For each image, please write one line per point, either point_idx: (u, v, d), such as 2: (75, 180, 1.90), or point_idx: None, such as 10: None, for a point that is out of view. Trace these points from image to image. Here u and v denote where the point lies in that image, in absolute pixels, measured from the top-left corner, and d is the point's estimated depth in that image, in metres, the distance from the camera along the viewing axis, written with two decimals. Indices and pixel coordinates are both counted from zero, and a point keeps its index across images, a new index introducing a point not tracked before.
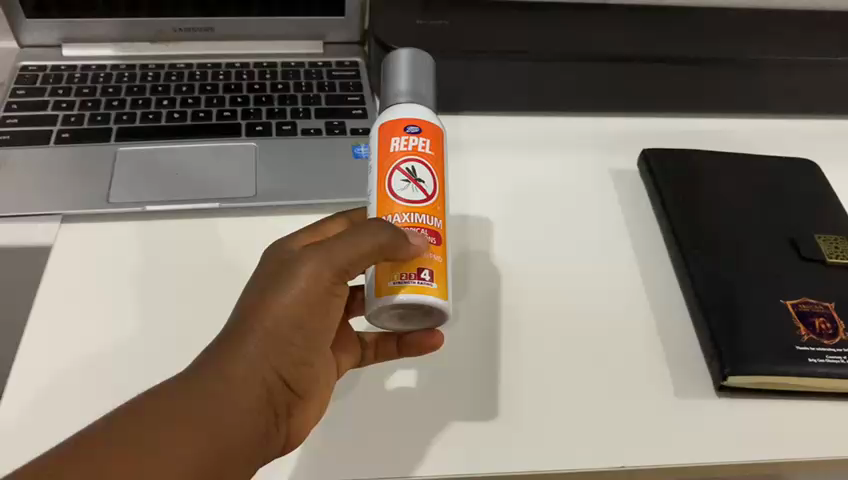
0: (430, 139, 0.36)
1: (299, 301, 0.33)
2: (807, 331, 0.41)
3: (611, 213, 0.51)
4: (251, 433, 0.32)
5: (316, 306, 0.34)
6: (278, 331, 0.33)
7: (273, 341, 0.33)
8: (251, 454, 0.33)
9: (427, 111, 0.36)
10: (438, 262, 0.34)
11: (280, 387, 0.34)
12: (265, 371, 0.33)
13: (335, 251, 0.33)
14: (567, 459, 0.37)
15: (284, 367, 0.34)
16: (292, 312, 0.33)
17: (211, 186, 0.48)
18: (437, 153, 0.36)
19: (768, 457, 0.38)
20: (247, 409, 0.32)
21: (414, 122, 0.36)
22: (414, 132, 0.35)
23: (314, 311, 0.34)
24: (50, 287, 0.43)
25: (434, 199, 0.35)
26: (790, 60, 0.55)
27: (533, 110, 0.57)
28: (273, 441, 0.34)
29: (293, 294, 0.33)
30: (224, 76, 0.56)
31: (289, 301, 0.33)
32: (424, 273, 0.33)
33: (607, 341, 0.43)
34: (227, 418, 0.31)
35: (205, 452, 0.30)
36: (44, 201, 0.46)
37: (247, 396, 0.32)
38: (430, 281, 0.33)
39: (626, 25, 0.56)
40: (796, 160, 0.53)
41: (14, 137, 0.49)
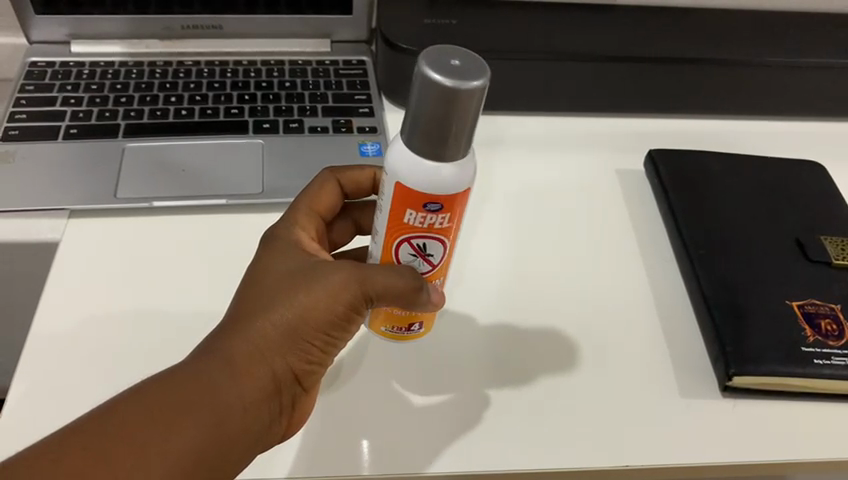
0: (450, 216, 0.32)
1: (323, 308, 0.33)
2: (813, 332, 0.41)
3: (616, 214, 0.51)
4: (253, 424, 0.32)
5: (340, 320, 0.34)
6: (295, 334, 0.33)
7: (287, 341, 0.33)
8: (254, 447, 0.33)
9: (448, 182, 0.30)
10: (431, 313, 0.37)
11: (290, 381, 0.34)
12: (277, 366, 0.33)
13: (367, 274, 0.33)
14: (571, 458, 0.37)
15: (296, 367, 0.34)
16: (312, 317, 0.33)
17: (218, 182, 0.48)
18: (454, 224, 0.33)
19: (772, 457, 0.38)
20: (254, 402, 0.32)
21: (434, 200, 0.31)
22: (433, 210, 0.32)
23: (335, 322, 0.34)
24: (56, 280, 0.43)
25: (439, 267, 0.35)
26: (799, 62, 0.55)
27: (540, 110, 0.57)
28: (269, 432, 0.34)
29: (316, 298, 0.33)
30: (232, 73, 0.56)
31: (312, 303, 0.33)
32: (414, 326, 0.38)
33: (611, 341, 0.43)
34: (235, 408, 0.31)
35: (210, 445, 0.30)
36: (52, 196, 0.46)
37: (258, 388, 0.32)
38: (419, 330, 0.38)
39: (633, 25, 0.56)
40: (804, 162, 0.53)
41: (23, 132, 0.50)
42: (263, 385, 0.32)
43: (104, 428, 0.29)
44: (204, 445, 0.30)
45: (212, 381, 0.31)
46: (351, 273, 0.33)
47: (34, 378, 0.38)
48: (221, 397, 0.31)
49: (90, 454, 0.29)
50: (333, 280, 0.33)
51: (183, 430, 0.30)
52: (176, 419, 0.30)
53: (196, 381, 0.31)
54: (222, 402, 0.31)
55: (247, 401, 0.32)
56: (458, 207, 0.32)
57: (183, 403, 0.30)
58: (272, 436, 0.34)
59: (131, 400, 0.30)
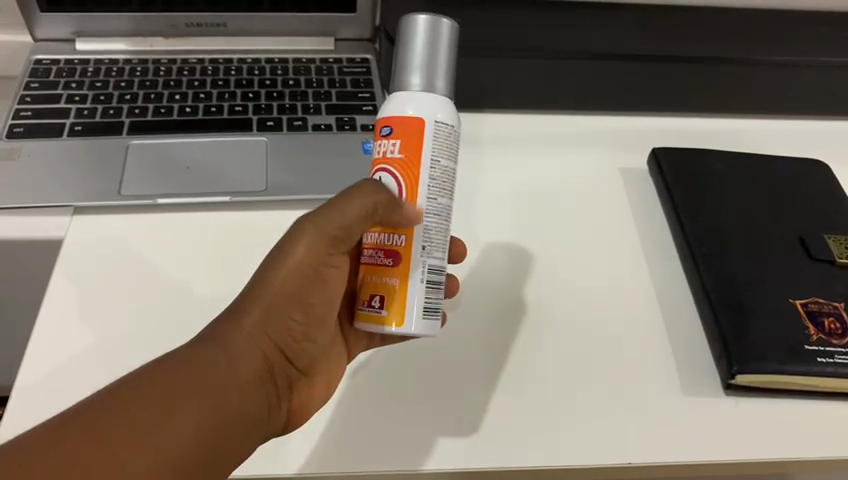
0: (399, 141, 0.34)
1: (294, 272, 0.35)
2: (816, 330, 0.41)
3: (619, 213, 0.51)
4: (256, 399, 0.34)
5: (312, 273, 0.36)
6: (273, 305, 0.35)
7: (268, 316, 0.35)
8: (258, 426, 0.34)
9: (408, 107, 0.34)
10: (394, 286, 0.34)
11: (278, 360, 0.36)
12: (263, 343, 0.35)
13: (323, 219, 0.35)
14: (573, 455, 0.37)
15: (282, 340, 0.35)
16: (286, 285, 0.35)
17: (222, 179, 0.49)
18: (405, 156, 0.34)
19: (775, 456, 0.38)
20: (249, 380, 0.33)
21: (389, 123, 0.34)
22: (386, 134, 0.34)
23: (308, 278, 0.36)
24: (60, 277, 0.43)
25: None
26: (803, 60, 0.54)
27: (543, 108, 0.57)
28: (275, 416, 0.35)
29: (286, 269, 0.35)
30: (236, 71, 0.56)
31: (283, 276, 0.35)
32: (375, 301, 0.34)
33: (614, 338, 0.43)
34: (232, 387, 0.32)
35: (212, 422, 0.31)
36: (57, 193, 0.47)
37: (250, 366, 0.34)
38: (380, 309, 0.34)
39: (637, 24, 0.56)
40: (809, 161, 0.53)
41: (28, 129, 0.50)
42: (255, 361, 0.34)
43: (99, 413, 0.29)
44: (206, 422, 0.31)
45: (206, 361, 0.32)
46: (312, 231, 0.35)
47: (39, 374, 0.39)
48: (217, 376, 0.32)
49: (89, 439, 0.28)
50: (300, 246, 0.35)
51: (185, 408, 0.30)
52: (177, 399, 0.30)
53: (192, 364, 0.32)
54: (219, 381, 0.32)
55: (242, 379, 0.33)
56: (406, 130, 0.34)
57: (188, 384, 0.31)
58: (275, 419, 0.35)
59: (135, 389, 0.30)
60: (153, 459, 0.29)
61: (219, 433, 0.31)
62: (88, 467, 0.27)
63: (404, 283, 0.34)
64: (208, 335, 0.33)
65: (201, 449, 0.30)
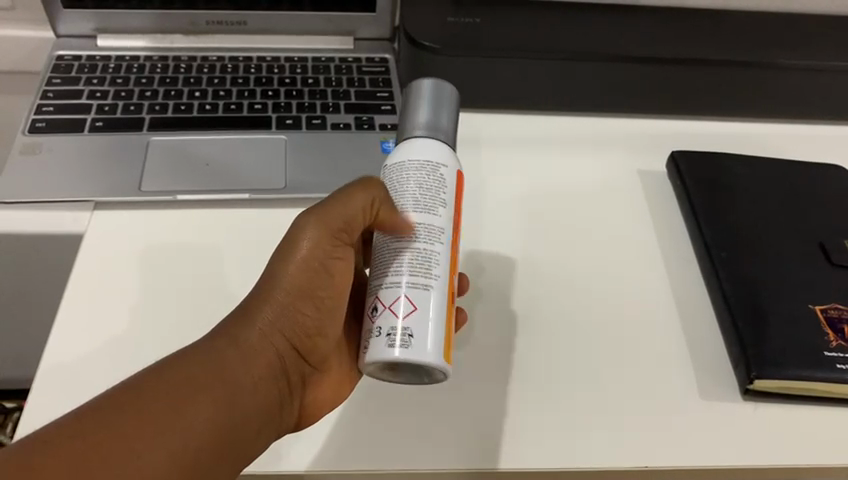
0: None
1: (307, 260, 0.35)
2: (835, 337, 0.40)
3: (637, 216, 0.50)
4: (268, 398, 0.33)
5: (323, 270, 0.35)
6: (283, 296, 0.34)
7: (278, 304, 0.34)
8: (268, 427, 0.33)
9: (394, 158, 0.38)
10: None
11: (292, 357, 0.35)
12: (276, 339, 0.34)
13: (329, 215, 0.35)
14: (589, 457, 0.37)
15: (296, 337, 0.35)
16: (293, 273, 0.34)
17: (241, 176, 0.49)
18: None
19: (792, 461, 0.38)
20: (260, 378, 0.33)
21: None
22: None
23: (320, 272, 0.35)
24: (81, 272, 0.44)
25: None
26: (824, 65, 0.54)
27: (562, 110, 0.57)
28: (287, 411, 0.35)
29: (295, 259, 0.34)
30: (255, 69, 0.57)
31: (289, 264, 0.34)
32: None
33: (631, 341, 0.43)
34: (243, 385, 0.32)
35: (225, 419, 0.31)
36: (78, 188, 0.47)
37: (262, 360, 0.33)
38: None
39: (657, 26, 0.56)
40: (830, 167, 0.52)
41: (49, 124, 0.50)
42: (263, 354, 0.34)
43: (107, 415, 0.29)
44: (218, 420, 0.31)
45: (214, 357, 0.32)
46: (320, 218, 0.35)
47: (60, 365, 0.39)
48: (229, 373, 0.32)
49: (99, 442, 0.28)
50: (307, 237, 0.35)
51: (196, 406, 0.31)
52: (185, 397, 0.31)
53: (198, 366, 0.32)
54: (230, 378, 0.32)
55: (254, 377, 0.33)
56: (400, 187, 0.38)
57: (193, 386, 0.31)
58: (286, 416, 0.35)
59: (139, 393, 0.30)
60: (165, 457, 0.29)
61: (232, 431, 0.31)
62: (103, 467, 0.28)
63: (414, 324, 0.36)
64: (216, 335, 0.33)
65: (213, 444, 0.31)
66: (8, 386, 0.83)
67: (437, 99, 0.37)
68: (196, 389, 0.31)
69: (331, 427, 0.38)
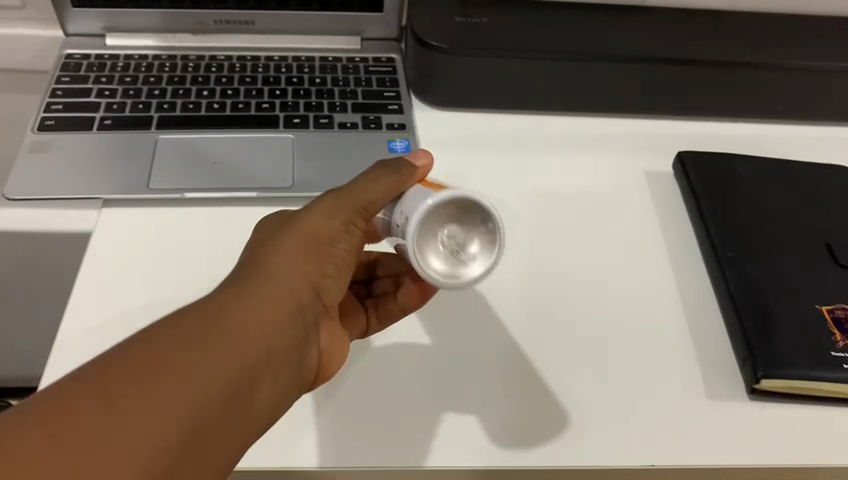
0: None
1: (328, 222, 0.34)
2: (843, 337, 0.40)
3: (645, 216, 0.51)
4: (287, 335, 0.31)
5: (343, 235, 0.35)
6: (300, 250, 0.33)
7: (295, 255, 0.33)
8: (282, 375, 0.31)
9: None
10: None
11: (312, 303, 0.33)
12: (296, 281, 0.32)
13: (356, 189, 0.35)
14: (596, 455, 0.37)
15: (316, 285, 0.33)
16: (310, 232, 0.34)
17: (248, 174, 0.49)
18: None
19: (798, 461, 0.38)
20: (274, 325, 0.31)
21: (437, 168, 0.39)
22: None
23: (338, 234, 0.35)
24: (90, 269, 0.44)
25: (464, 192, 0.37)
26: (831, 66, 0.54)
27: (569, 111, 0.57)
28: (304, 359, 0.33)
29: (311, 218, 0.34)
30: (263, 69, 0.57)
31: (307, 223, 0.34)
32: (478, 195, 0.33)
33: (636, 340, 0.43)
34: (259, 332, 0.30)
35: (242, 366, 0.29)
36: (87, 185, 0.47)
37: (279, 302, 0.31)
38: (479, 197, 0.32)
39: (663, 28, 0.56)
40: (837, 168, 0.52)
41: (59, 122, 0.51)
42: (279, 302, 0.31)
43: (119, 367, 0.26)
44: (235, 367, 0.28)
45: (224, 304, 0.30)
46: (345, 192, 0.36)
47: (68, 360, 0.39)
48: (243, 310, 0.30)
49: (115, 396, 0.25)
50: (326, 203, 0.35)
51: (210, 344, 0.28)
52: (199, 344, 0.28)
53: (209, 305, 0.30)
54: (245, 315, 0.30)
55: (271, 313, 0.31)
56: None
57: (207, 323, 0.29)
58: (304, 363, 0.33)
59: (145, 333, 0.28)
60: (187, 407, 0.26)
61: (248, 377, 0.29)
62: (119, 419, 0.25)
63: None
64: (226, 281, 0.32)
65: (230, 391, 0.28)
66: (15, 384, 0.83)
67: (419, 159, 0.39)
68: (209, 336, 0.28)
69: (332, 424, 0.38)
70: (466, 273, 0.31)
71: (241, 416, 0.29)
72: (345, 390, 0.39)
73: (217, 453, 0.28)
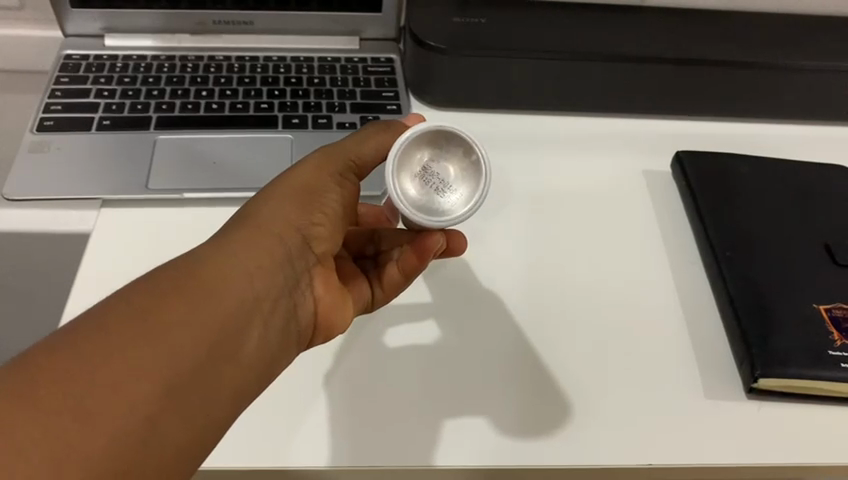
0: None
1: (314, 177, 0.37)
2: (840, 336, 0.40)
3: (644, 215, 0.51)
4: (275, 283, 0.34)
5: (329, 190, 0.37)
6: (290, 200, 0.36)
7: (286, 205, 0.36)
8: (274, 313, 0.33)
9: None
10: None
11: (300, 252, 0.36)
12: (284, 231, 0.35)
13: (339, 146, 0.38)
14: (594, 453, 0.37)
15: (304, 236, 0.36)
16: (300, 183, 0.36)
17: (247, 174, 0.49)
18: None
19: (796, 460, 0.38)
20: (261, 268, 0.33)
21: None
22: None
23: (327, 185, 0.37)
24: (89, 269, 0.44)
25: None
26: (829, 66, 0.54)
27: (568, 111, 0.57)
28: (293, 305, 0.35)
29: (299, 172, 0.37)
30: (262, 69, 0.57)
31: (296, 175, 0.37)
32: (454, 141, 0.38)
33: (635, 339, 0.43)
34: (247, 275, 0.32)
35: (234, 303, 0.31)
36: (86, 186, 0.47)
37: (268, 250, 0.34)
38: None
39: (661, 28, 0.56)
40: (835, 167, 0.52)
41: (58, 123, 0.51)
42: (267, 247, 0.34)
43: (119, 310, 0.28)
44: (224, 307, 0.30)
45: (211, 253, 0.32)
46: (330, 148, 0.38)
47: None
48: (233, 258, 0.32)
49: (116, 334, 0.27)
50: (315, 158, 0.38)
51: (202, 288, 0.30)
52: (189, 289, 0.30)
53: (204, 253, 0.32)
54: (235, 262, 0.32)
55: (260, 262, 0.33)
56: None
57: (200, 269, 0.31)
58: (293, 310, 0.35)
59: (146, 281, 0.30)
60: (182, 345, 0.28)
61: (237, 316, 0.31)
62: (121, 358, 0.26)
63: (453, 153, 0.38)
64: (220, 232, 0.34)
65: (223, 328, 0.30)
66: None
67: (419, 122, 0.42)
68: (198, 282, 0.30)
69: (330, 422, 0.38)
70: (448, 207, 0.37)
71: (237, 352, 0.31)
72: (344, 388, 0.39)
73: (221, 386, 0.30)
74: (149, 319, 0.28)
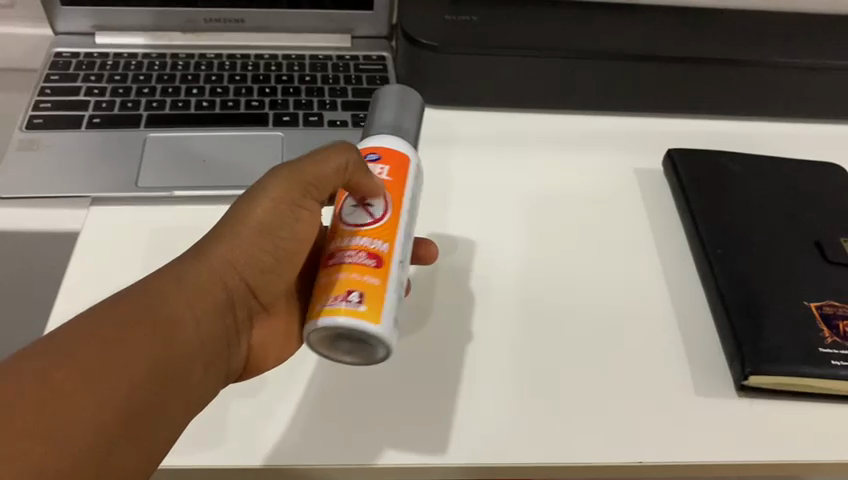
0: (389, 166, 0.37)
1: (269, 209, 0.36)
2: (830, 334, 0.40)
3: (635, 213, 0.51)
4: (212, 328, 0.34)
5: (287, 218, 0.36)
6: (242, 239, 0.35)
7: (234, 244, 0.35)
8: (213, 359, 0.34)
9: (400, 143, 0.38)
10: (372, 285, 0.33)
11: (243, 293, 0.36)
12: (228, 275, 0.35)
13: (300, 170, 0.36)
14: (583, 452, 0.37)
15: (250, 272, 0.36)
16: (249, 222, 0.36)
17: (238, 172, 0.49)
18: (395, 178, 0.36)
19: (786, 457, 0.38)
20: (201, 311, 0.34)
21: (377, 151, 0.37)
22: (374, 161, 0.37)
23: (285, 220, 0.36)
24: (78, 267, 0.44)
25: (384, 222, 0.35)
26: (820, 64, 0.54)
27: (559, 109, 0.57)
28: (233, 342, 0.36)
29: (258, 208, 0.36)
30: (253, 67, 0.57)
31: (249, 215, 0.36)
32: (362, 257, 0.33)
33: (625, 337, 0.43)
34: (185, 318, 0.33)
35: (170, 351, 0.31)
36: (75, 184, 0.47)
37: (207, 298, 0.34)
38: (371, 261, 0.33)
39: (653, 25, 0.56)
40: (826, 165, 0.52)
41: (47, 121, 0.51)
42: (209, 294, 0.34)
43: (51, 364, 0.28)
44: (165, 351, 0.31)
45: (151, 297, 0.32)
46: (289, 174, 0.36)
47: None
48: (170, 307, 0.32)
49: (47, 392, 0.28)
50: (273, 188, 0.36)
51: (135, 338, 0.30)
52: (119, 336, 0.30)
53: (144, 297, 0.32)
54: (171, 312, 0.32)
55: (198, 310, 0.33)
56: (397, 162, 0.37)
57: (136, 318, 0.31)
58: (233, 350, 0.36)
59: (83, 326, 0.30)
60: (109, 393, 0.29)
61: (167, 358, 0.31)
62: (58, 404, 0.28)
63: (384, 283, 0.33)
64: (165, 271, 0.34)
65: (160, 371, 0.31)
66: None
67: (403, 100, 0.39)
68: (125, 328, 0.30)
69: (318, 418, 0.38)
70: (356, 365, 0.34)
71: (176, 393, 0.31)
72: (333, 385, 0.39)
73: (156, 424, 0.31)
74: (74, 373, 0.28)
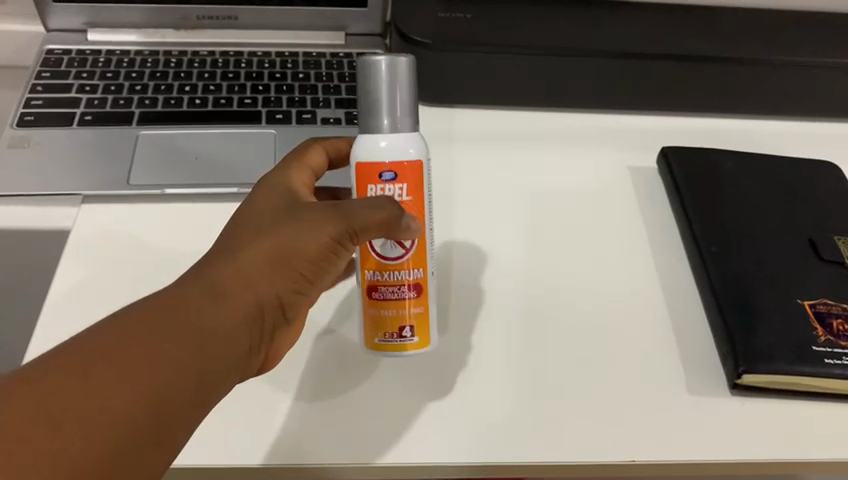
0: (407, 184, 0.36)
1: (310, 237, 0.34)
2: (824, 332, 0.40)
3: (629, 211, 0.50)
4: (246, 346, 0.32)
5: (325, 252, 0.34)
6: (283, 260, 0.33)
7: (272, 264, 0.33)
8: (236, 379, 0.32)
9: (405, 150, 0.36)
10: (419, 315, 0.37)
11: (277, 309, 0.34)
12: (265, 291, 0.33)
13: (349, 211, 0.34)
14: (576, 450, 0.37)
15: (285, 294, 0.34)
16: (289, 245, 0.33)
17: (230, 169, 0.49)
18: (414, 197, 0.36)
19: (779, 456, 0.38)
20: (236, 327, 0.31)
21: (390, 168, 0.36)
22: (390, 179, 0.36)
23: (324, 253, 0.34)
24: (68, 265, 0.43)
25: (411, 253, 0.37)
26: (814, 62, 0.54)
27: (553, 107, 0.57)
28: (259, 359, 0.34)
29: (299, 232, 0.34)
30: (246, 64, 0.56)
31: (294, 233, 0.34)
32: (406, 292, 0.37)
33: (618, 335, 0.43)
34: (222, 336, 0.31)
35: (198, 371, 0.29)
36: (65, 181, 0.47)
37: (243, 313, 0.32)
38: (411, 296, 0.37)
39: (648, 23, 0.56)
40: (821, 163, 0.52)
41: (38, 118, 0.50)
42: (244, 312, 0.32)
43: (78, 373, 0.27)
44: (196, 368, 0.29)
45: (189, 306, 0.31)
46: (336, 213, 0.34)
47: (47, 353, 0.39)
48: (205, 323, 0.30)
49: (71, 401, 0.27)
50: (318, 222, 0.34)
51: (168, 355, 0.29)
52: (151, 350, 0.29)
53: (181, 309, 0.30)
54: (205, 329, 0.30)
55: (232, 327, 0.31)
56: (413, 175, 0.36)
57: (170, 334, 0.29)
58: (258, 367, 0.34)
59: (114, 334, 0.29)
60: (133, 407, 0.27)
61: (196, 378, 0.29)
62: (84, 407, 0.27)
63: (427, 309, 0.38)
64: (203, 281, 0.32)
65: (189, 390, 0.29)
66: None
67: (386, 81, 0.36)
68: (158, 343, 0.29)
69: (310, 419, 0.37)
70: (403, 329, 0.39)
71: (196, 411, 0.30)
72: (325, 387, 0.39)
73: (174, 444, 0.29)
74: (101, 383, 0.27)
